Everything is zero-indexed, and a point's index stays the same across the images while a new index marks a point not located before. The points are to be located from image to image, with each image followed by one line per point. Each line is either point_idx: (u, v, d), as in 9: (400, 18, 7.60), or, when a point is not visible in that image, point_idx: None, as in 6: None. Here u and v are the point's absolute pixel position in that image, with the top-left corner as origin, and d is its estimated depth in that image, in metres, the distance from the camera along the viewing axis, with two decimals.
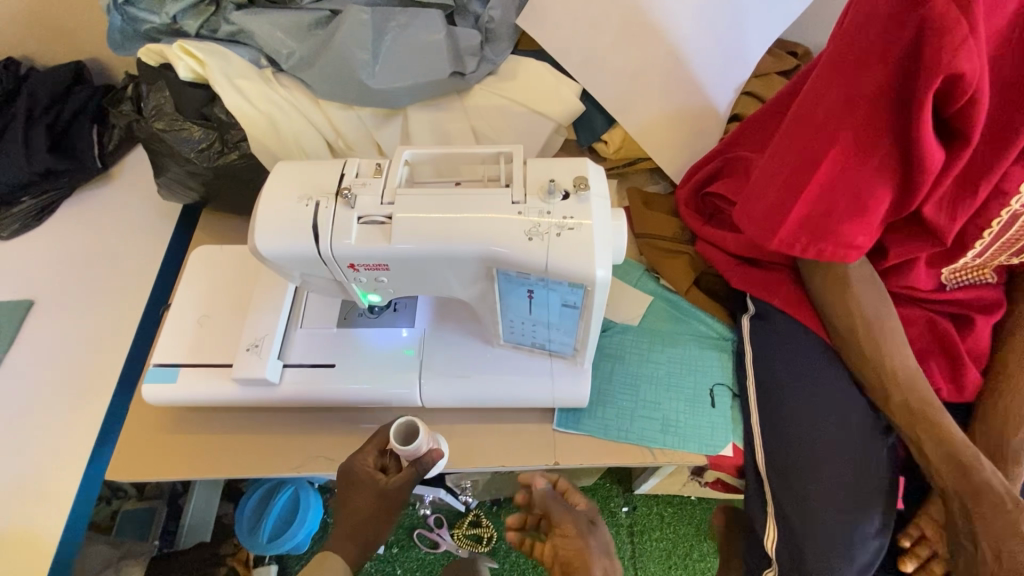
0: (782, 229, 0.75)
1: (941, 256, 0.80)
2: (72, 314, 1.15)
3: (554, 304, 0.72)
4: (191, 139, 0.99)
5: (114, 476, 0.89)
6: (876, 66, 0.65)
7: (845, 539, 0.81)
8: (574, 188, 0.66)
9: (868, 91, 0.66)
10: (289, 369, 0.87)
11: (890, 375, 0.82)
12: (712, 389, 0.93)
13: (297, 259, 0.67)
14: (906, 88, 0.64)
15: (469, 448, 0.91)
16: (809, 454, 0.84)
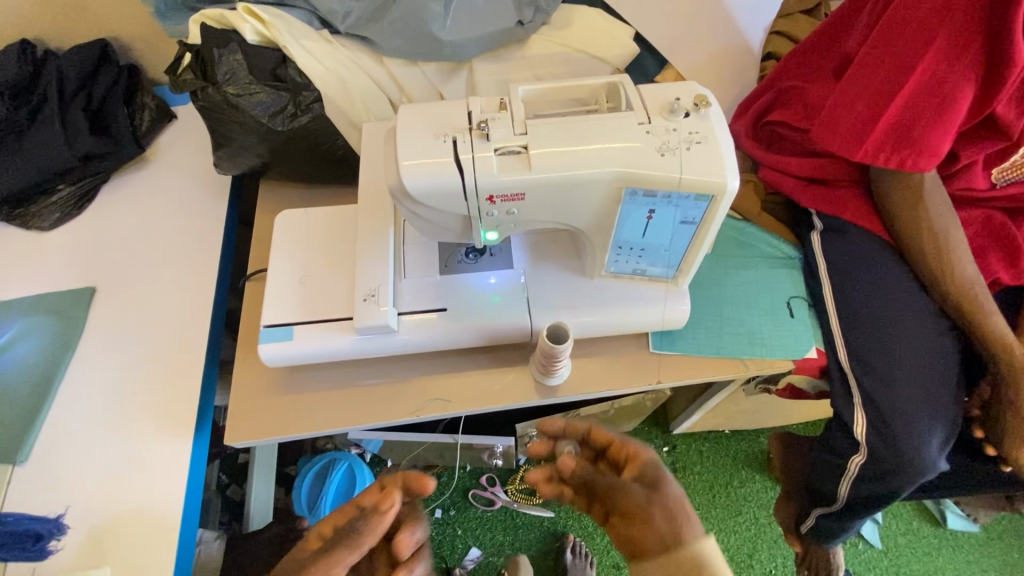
0: (870, 140, 0.81)
1: (995, 157, 0.87)
2: (139, 296, 1.12)
3: (672, 222, 0.78)
4: (263, 103, 0.99)
5: (234, 439, 0.90)
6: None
7: (927, 417, 0.89)
8: (694, 107, 0.71)
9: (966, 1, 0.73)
10: (403, 317, 0.89)
11: (953, 272, 0.88)
12: (789, 302, 0.99)
13: (438, 195, 0.70)
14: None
15: (575, 377, 0.97)
16: (888, 342, 0.91)
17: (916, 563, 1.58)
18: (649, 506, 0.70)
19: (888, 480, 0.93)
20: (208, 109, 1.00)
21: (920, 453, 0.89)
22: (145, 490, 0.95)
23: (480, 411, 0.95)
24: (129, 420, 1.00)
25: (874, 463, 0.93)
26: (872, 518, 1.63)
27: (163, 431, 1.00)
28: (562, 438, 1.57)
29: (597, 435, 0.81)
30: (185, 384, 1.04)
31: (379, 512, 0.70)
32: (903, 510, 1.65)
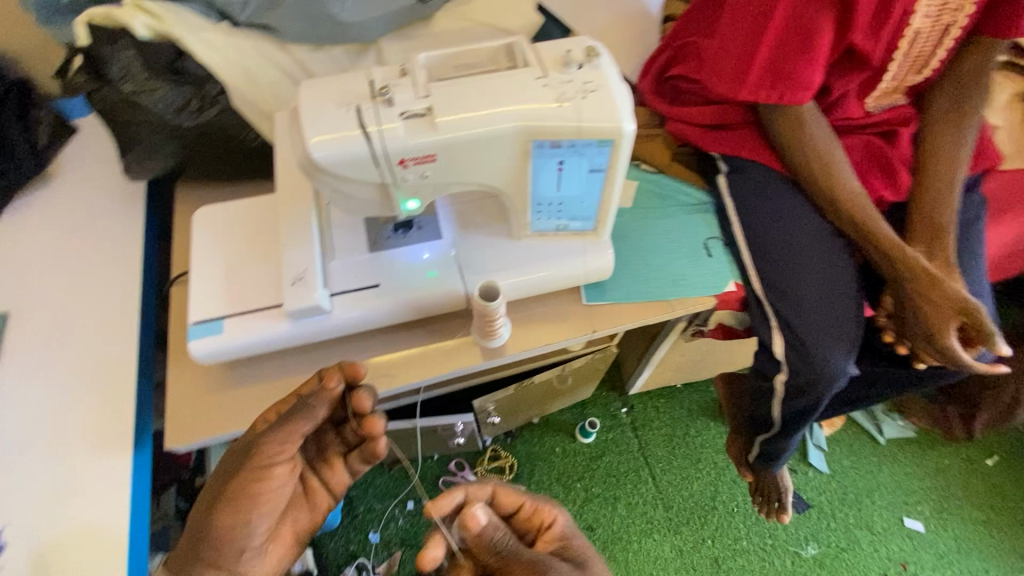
0: (751, 78, 0.88)
1: (865, 85, 0.96)
2: (58, 316, 1.07)
3: (582, 171, 0.82)
4: (165, 99, 0.96)
5: (176, 443, 0.88)
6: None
7: (833, 329, 0.98)
8: (586, 58, 0.75)
9: None
10: (336, 297, 0.90)
11: (839, 193, 0.96)
12: (707, 243, 1.06)
13: (350, 164, 0.71)
14: None
15: (517, 338, 1.00)
16: (794, 267, 0.99)
17: (860, 480, 1.72)
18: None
19: (809, 392, 1.01)
20: (107, 112, 0.97)
21: (830, 361, 0.97)
22: (89, 509, 0.92)
23: (428, 382, 0.97)
24: (61, 442, 0.96)
25: (794, 378, 1.01)
26: (817, 447, 1.75)
27: (101, 448, 0.96)
28: (522, 411, 1.60)
29: (501, 502, 0.78)
30: (119, 399, 1.00)
31: (328, 391, 0.75)
32: (844, 435, 1.78)
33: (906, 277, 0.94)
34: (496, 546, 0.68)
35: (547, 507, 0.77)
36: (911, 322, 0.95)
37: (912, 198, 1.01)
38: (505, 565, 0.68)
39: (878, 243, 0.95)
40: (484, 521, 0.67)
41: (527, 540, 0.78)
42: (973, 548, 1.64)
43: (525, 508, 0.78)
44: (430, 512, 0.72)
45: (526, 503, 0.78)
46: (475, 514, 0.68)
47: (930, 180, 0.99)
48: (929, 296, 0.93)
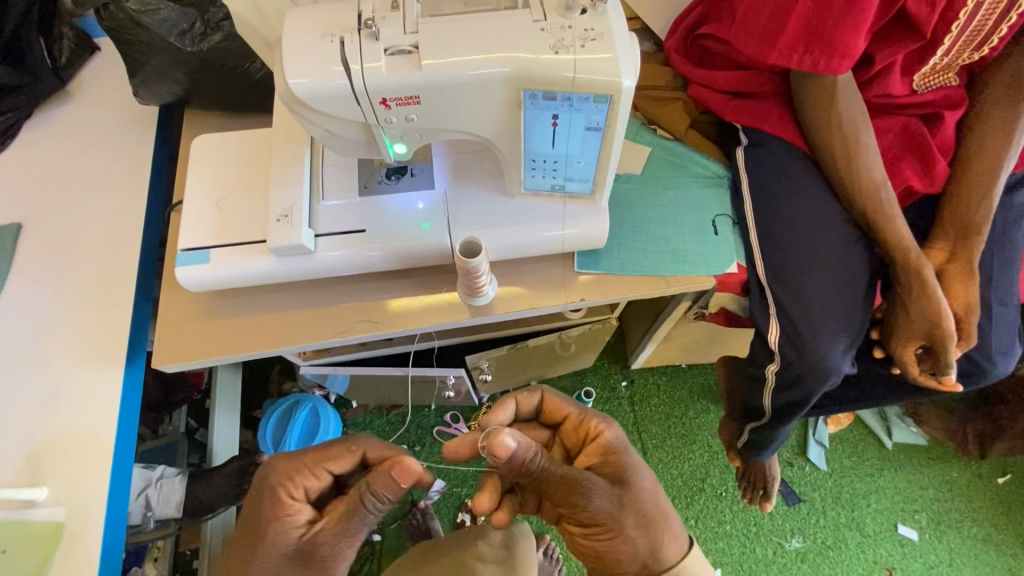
0: (783, 41, 0.81)
1: (913, 60, 0.86)
2: (66, 232, 1.10)
3: (577, 128, 0.77)
4: (169, 20, 0.94)
5: (161, 363, 0.92)
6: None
7: (834, 323, 0.92)
8: (591, 3, 0.69)
9: None
10: (321, 238, 0.89)
11: (862, 178, 0.88)
12: (714, 220, 0.99)
13: (329, 100, 0.69)
14: None
15: (503, 298, 0.98)
16: (802, 255, 0.93)
17: (858, 482, 1.67)
18: (609, 498, 0.72)
19: (800, 386, 0.97)
20: (115, 31, 0.95)
21: (824, 358, 0.92)
22: (82, 415, 0.97)
23: (409, 332, 0.96)
24: (63, 353, 1.01)
25: (785, 371, 0.97)
26: (818, 442, 1.71)
27: (99, 361, 1.01)
28: (517, 373, 1.60)
29: (552, 412, 0.85)
30: (117, 317, 1.04)
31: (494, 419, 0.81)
32: (849, 435, 1.72)
33: (915, 284, 0.89)
34: (529, 466, 0.69)
35: (594, 420, 0.81)
36: (911, 330, 0.91)
37: (947, 191, 0.91)
38: (541, 478, 0.71)
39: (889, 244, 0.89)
40: (514, 447, 0.66)
41: (575, 444, 0.84)
42: (966, 563, 1.59)
43: (570, 419, 0.84)
44: (483, 419, 0.81)
45: (573, 413, 0.83)
46: (504, 440, 0.67)
47: (971, 173, 0.89)
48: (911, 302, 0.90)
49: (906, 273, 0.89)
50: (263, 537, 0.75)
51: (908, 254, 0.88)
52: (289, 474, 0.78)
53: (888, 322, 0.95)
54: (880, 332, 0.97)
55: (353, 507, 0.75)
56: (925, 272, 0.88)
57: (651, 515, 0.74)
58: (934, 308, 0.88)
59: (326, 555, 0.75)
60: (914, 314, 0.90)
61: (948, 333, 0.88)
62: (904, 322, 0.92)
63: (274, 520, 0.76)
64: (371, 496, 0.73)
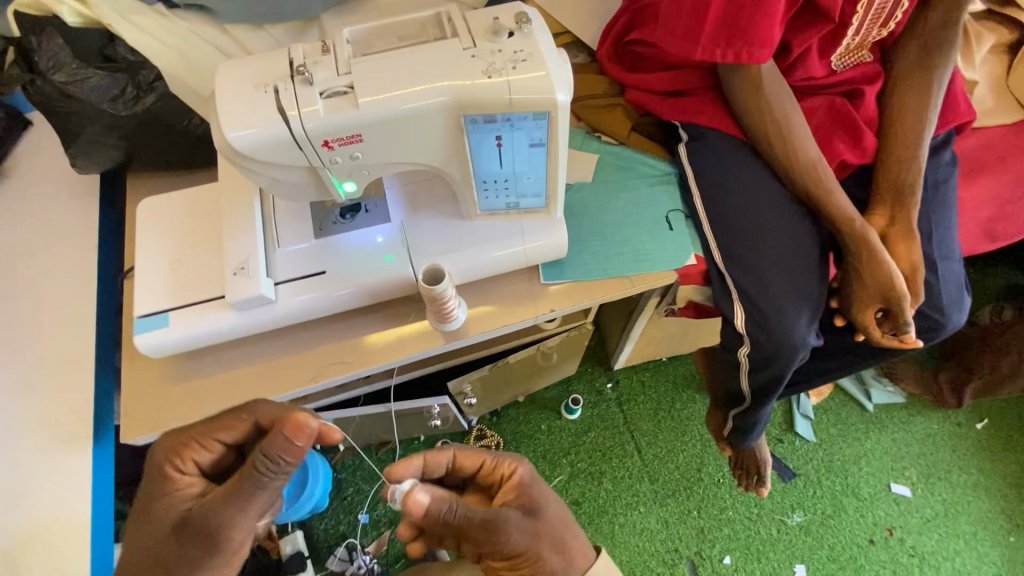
0: (705, 36, 0.84)
1: (827, 43, 0.91)
2: (13, 314, 1.06)
3: (522, 146, 0.78)
4: (100, 87, 0.93)
5: (131, 437, 0.88)
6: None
7: (795, 299, 0.95)
8: (516, 26, 0.71)
9: None
10: (282, 285, 0.88)
11: (799, 158, 0.92)
12: (668, 216, 1.03)
13: (271, 148, 0.69)
14: None
15: (475, 320, 0.99)
16: (756, 238, 0.96)
17: (847, 448, 1.71)
18: (524, 529, 0.71)
19: (772, 364, 1.00)
20: (43, 104, 0.93)
21: (791, 334, 0.95)
22: (53, 503, 0.93)
23: (385, 368, 0.95)
24: (23, 440, 0.96)
25: (756, 353, 1.00)
26: (803, 415, 1.75)
27: (64, 443, 0.96)
28: (502, 391, 1.60)
29: (464, 464, 0.82)
30: (79, 394, 1.00)
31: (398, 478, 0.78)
32: (830, 403, 1.76)
33: (864, 251, 0.93)
34: (447, 517, 0.68)
35: (507, 460, 0.81)
36: (868, 294, 0.94)
37: (878, 161, 0.96)
38: (460, 527, 0.69)
39: (833, 216, 0.93)
40: (426, 500, 0.68)
41: (494, 491, 0.82)
42: (960, 511, 1.63)
43: (484, 465, 0.82)
44: (391, 475, 0.78)
45: (486, 460, 0.82)
46: (416, 496, 0.68)
47: (897, 141, 0.95)
48: (862, 267, 0.94)
49: (854, 241, 0.93)
50: (149, 512, 0.71)
51: (853, 223, 0.92)
52: (174, 449, 0.73)
53: (846, 289, 0.99)
54: (839, 300, 1.01)
55: (246, 478, 0.67)
56: (872, 238, 0.92)
57: (563, 541, 0.73)
58: (885, 271, 0.92)
59: (207, 526, 0.67)
60: (869, 279, 0.93)
61: (901, 293, 0.91)
62: (860, 288, 0.95)
63: (160, 494, 0.71)
64: (261, 460, 0.66)
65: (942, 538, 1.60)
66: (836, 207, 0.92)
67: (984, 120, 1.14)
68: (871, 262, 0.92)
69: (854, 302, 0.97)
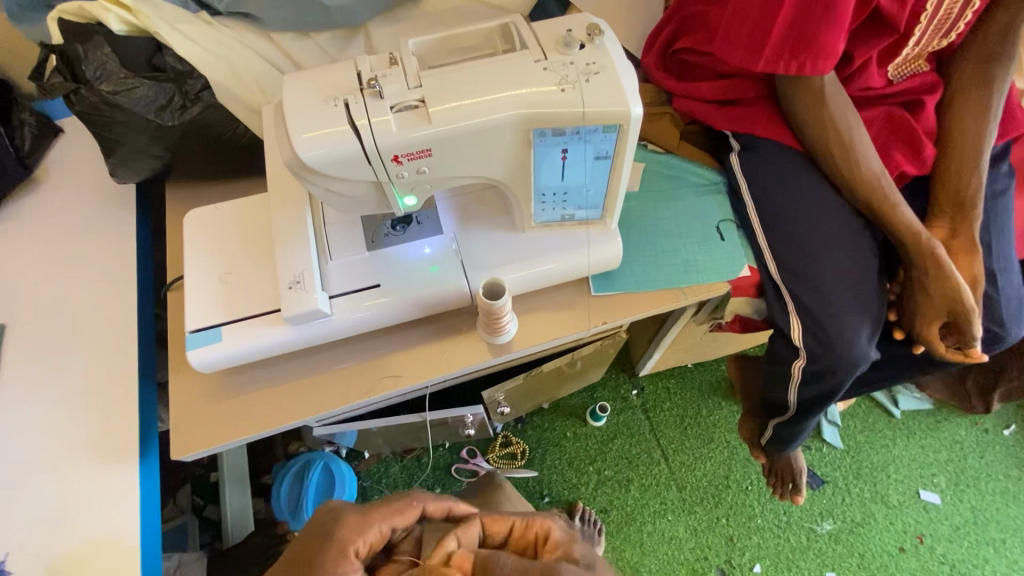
0: (768, 47, 0.83)
1: (888, 53, 0.90)
2: (53, 327, 1.04)
3: (587, 159, 0.77)
4: (146, 97, 0.91)
5: (180, 453, 0.87)
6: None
7: (855, 312, 0.93)
8: (588, 37, 0.70)
9: None
10: (335, 299, 0.86)
11: (858, 167, 0.91)
12: (719, 226, 1.01)
13: (340, 163, 0.67)
14: None
15: (524, 332, 0.97)
16: (812, 249, 0.95)
17: (875, 455, 1.70)
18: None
19: (829, 378, 0.98)
20: (88, 113, 0.92)
21: (851, 347, 0.93)
22: (100, 519, 0.91)
23: (434, 383, 0.93)
24: (68, 458, 0.95)
25: (811, 366, 0.99)
26: (831, 422, 1.73)
27: (110, 459, 0.95)
28: (532, 398, 1.58)
29: (492, 535, 0.68)
30: (123, 409, 0.98)
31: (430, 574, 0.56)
32: (858, 410, 1.75)
33: (929, 264, 0.91)
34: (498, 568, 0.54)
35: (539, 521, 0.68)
36: (931, 307, 0.93)
37: (937, 172, 0.95)
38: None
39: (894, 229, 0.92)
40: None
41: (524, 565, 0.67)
42: (991, 518, 1.62)
43: (517, 526, 0.68)
44: None
45: (517, 522, 0.69)
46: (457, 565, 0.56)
47: (957, 152, 0.93)
48: (928, 280, 0.92)
49: (919, 253, 0.92)
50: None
51: (917, 235, 0.91)
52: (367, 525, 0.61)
53: (908, 302, 0.97)
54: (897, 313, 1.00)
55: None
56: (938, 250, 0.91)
57: None
58: (951, 284, 0.90)
59: None
60: (936, 292, 0.92)
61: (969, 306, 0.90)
62: (924, 300, 0.94)
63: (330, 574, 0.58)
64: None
65: (973, 546, 1.59)
66: (898, 218, 0.91)
67: None
68: (941, 275, 0.90)
69: (917, 315, 0.95)
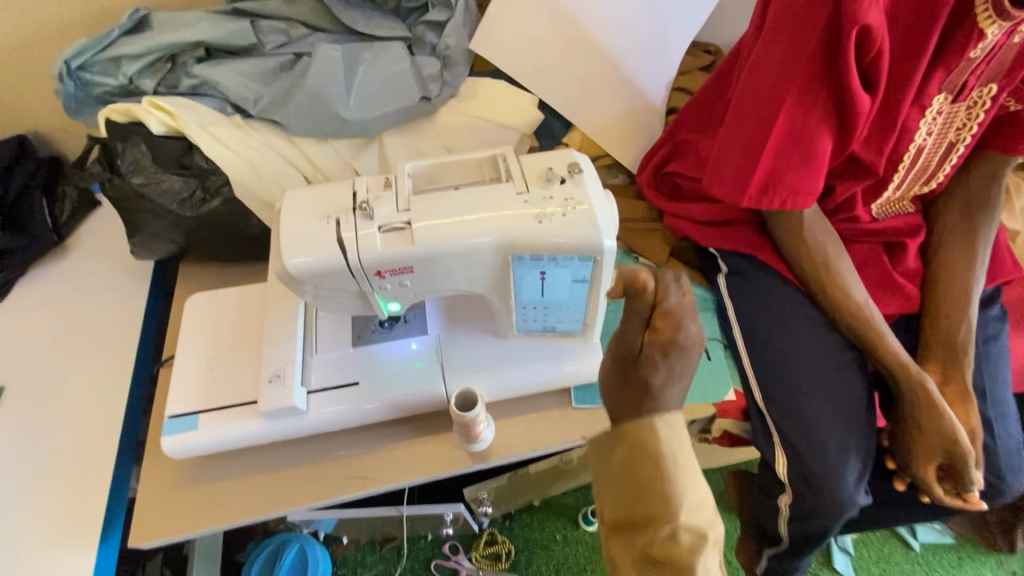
0: (751, 187, 0.83)
1: (870, 193, 0.92)
2: (48, 394, 1.07)
3: (565, 281, 0.80)
4: (171, 190, 1.00)
5: (136, 541, 0.85)
6: (809, 34, 0.73)
7: (841, 452, 0.89)
8: (568, 174, 0.75)
9: (807, 58, 0.74)
10: (312, 395, 0.88)
11: (847, 289, 0.90)
12: (706, 344, 1.01)
13: (322, 275, 0.71)
14: (832, 51, 0.74)
15: (500, 440, 0.96)
16: (798, 381, 0.92)
17: None
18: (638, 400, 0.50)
19: (817, 517, 0.93)
20: (117, 200, 1.01)
21: (837, 489, 0.89)
22: None
23: (403, 486, 0.92)
24: (32, 532, 0.94)
25: (797, 503, 0.94)
26: (842, 549, 1.51)
27: (73, 537, 0.94)
28: (521, 495, 1.49)
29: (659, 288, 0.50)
30: (96, 486, 0.98)
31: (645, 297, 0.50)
32: (872, 537, 1.53)
33: (920, 398, 0.88)
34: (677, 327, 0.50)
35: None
36: (925, 442, 0.89)
37: (925, 311, 0.95)
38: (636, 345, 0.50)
39: (885, 359, 0.89)
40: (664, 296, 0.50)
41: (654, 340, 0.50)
42: None
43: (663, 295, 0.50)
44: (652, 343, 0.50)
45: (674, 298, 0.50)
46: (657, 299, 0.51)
47: (945, 293, 0.93)
48: (936, 436, 0.87)
49: (908, 386, 0.89)
50: None
51: (910, 370, 0.89)
52: None
53: (901, 438, 0.93)
54: (891, 442, 0.95)
55: None
56: (932, 386, 0.88)
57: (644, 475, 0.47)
58: (939, 422, 0.87)
59: None
60: (927, 427, 0.88)
61: (964, 446, 0.86)
62: (915, 436, 0.90)
63: None
64: None
65: None
66: (889, 349, 0.89)
67: None
68: (949, 437, 0.86)
69: (911, 453, 0.91)
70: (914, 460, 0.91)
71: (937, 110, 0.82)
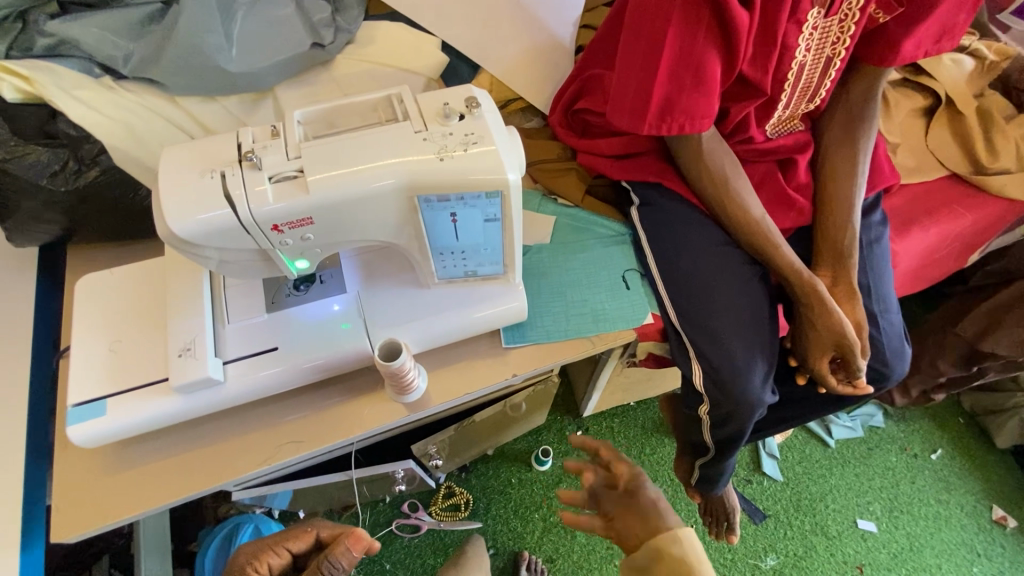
0: (649, 112, 0.85)
1: (761, 113, 0.97)
2: None
3: (477, 221, 0.80)
4: (39, 163, 0.90)
5: (61, 535, 0.81)
6: None
7: (747, 358, 0.96)
8: (467, 110, 0.74)
9: None
10: (230, 365, 0.85)
11: (745, 207, 0.96)
12: (624, 275, 1.05)
13: (216, 235, 0.67)
14: None
15: (433, 388, 0.96)
16: (707, 298, 0.97)
17: (814, 486, 1.61)
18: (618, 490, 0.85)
19: (733, 420, 1.01)
20: None
21: (745, 391, 0.97)
22: None
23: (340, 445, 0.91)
24: None
25: (715, 409, 1.02)
26: (770, 454, 1.64)
27: None
28: (473, 446, 1.52)
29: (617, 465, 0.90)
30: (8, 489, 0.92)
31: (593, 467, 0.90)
32: (795, 440, 1.67)
33: (813, 301, 0.96)
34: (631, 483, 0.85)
35: (619, 459, 0.91)
36: (820, 340, 0.97)
37: (818, 222, 1.02)
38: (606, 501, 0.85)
39: (782, 269, 0.96)
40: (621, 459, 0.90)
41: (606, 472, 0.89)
42: (926, 544, 1.54)
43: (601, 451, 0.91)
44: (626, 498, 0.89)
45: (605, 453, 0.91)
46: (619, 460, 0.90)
47: (833, 203, 1.01)
48: (828, 334, 0.96)
49: (803, 291, 0.96)
50: None
51: (804, 277, 0.96)
52: None
53: (801, 340, 1.01)
54: (792, 345, 1.04)
55: None
56: (823, 289, 0.96)
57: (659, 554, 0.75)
58: (827, 321, 0.95)
59: None
60: (820, 327, 0.96)
61: (851, 339, 0.94)
62: (811, 336, 0.98)
63: None
64: None
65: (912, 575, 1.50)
66: (784, 260, 0.96)
67: (907, 179, 1.25)
68: (839, 333, 0.95)
69: (809, 352, 0.99)
70: (811, 357, 0.99)
71: (813, 25, 0.86)
